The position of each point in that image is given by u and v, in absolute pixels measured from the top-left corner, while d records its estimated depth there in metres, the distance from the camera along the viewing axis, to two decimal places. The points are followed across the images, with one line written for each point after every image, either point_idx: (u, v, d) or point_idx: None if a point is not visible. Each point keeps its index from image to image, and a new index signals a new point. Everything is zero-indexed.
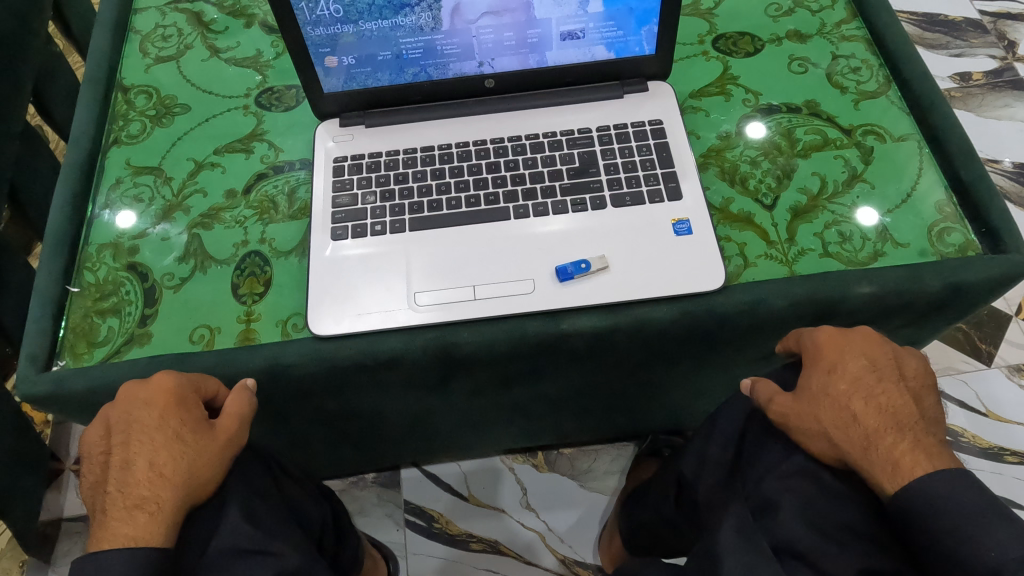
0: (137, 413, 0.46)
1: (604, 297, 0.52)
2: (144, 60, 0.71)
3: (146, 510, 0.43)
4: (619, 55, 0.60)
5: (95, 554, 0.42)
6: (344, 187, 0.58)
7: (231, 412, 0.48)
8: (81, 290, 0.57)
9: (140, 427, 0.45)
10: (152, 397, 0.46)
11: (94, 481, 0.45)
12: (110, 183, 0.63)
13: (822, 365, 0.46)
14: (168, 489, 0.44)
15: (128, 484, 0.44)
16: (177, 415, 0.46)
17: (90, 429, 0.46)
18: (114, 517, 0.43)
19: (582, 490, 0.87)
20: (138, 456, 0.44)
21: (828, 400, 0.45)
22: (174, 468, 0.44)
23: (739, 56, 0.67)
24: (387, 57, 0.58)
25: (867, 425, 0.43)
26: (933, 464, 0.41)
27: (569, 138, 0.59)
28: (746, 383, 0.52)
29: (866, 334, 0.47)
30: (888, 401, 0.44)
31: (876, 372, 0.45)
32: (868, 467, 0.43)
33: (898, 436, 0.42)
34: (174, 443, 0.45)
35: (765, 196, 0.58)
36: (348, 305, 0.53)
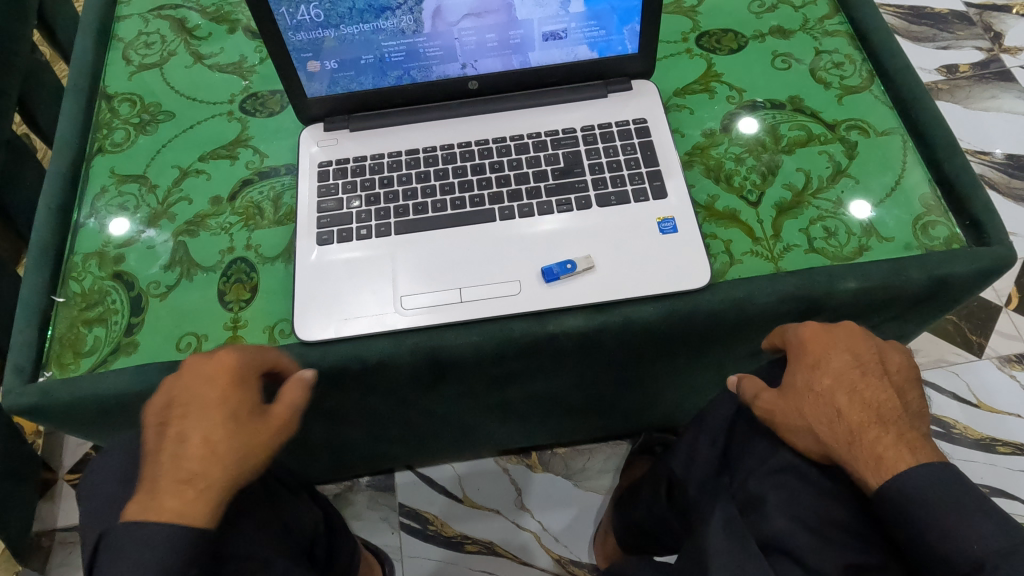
0: (204, 385, 0.45)
1: (590, 297, 0.52)
2: (127, 68, 0.71)
3: (195, 488, 0.42)
4: (602, 54, 0.60)
5: (139, 523, 0.41)
6: (329, 192, 0.58)
7: (285, 400, 0.47)
8: (66, 301, 0.57)
9: (202, 403, 0.45)
10: (215, 373, 0.46)
11: (147, 451, 0.44)
12: (94, 192, 0.63)
13: (806, 361, 0.46)
14: (219, 468, 0.43)
15: (178, 458, 0.43)
16: (238, 393, 0.46)
17: (153, 398, 0.46)
18: (161, 493, 0.42)
19: (576, 489, 0.87)
20: (193, 432, 0.44)
21: (813, 396, 0.45)
22: (225, 447, 0.43)
23: (723, 53, 0.67)
24: (369, 60, 0.57)
25: (851, 420, 0.43)
26: (916, 457, 0.42)
27: (553, 138, 0.59)
28: (732, 380, 0.52)
29: (850, 330, 0.47)
30: (872, 396, 0.44)
31: (860, 367, 0.45)
32: (851, 462, 0.43)
33: (881, 431, 0.42)
34: (233, 419, 0.44)
35: (750, 192, 0.58)
36: (335, 310, 0.53)
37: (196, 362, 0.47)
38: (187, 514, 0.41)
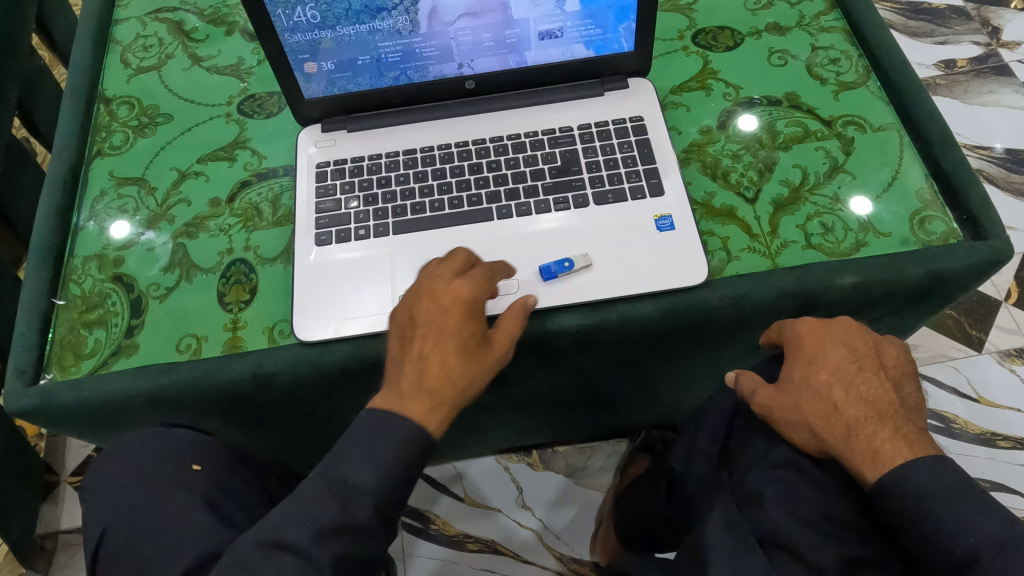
0: (437, 315, 0.46)
1: (588, 295, 0.53)
2: (125, 71, 0.71)
3: (429, 400, 0.45)
4: (598, 52, 0.60)
5: (365, 428, 0.44)
6: (327, 192, 0.58)
7: (508, 328, 0.49)
8: (66, 303, 0.57)
9: (425, 325, 0.46)
10: (439, 297, 0.47)
11: (392, 358, 0.47)
12: (94, 195, 0.63)
13: (803, 356, 0.46)
14: (455, 386, 0.45)
15: (419, 369, 0.45)
16: (461, 317, 0.46)
17: (404, 306, 0.48)
18: (408, 399, 0.45)
19: (577, 488, 0.88)
20: (435, 352, 0.45)
21: (810, 391, 0.45)
22: (443, 363, 0.45)
23: (718, 50, 0.67)
24: (366, 61, 0.58)
25: (847, 415, 0.43)
26: (912, 451, 0.42)
27: (550, 137, 0.60)
28: (729, 375, 0.52)
29: (847, 324, 0.47)
30: (869, 390, 0.44)
31: (856, 362, 0.45)
32: (848, 456, 0.43)
33: (878, 425, 0.42)
34: (438, 342, 0.46)
35: (747, 189, 0.59)
36: (334, 310, 0.53)
37: (431, 279, 0.48)
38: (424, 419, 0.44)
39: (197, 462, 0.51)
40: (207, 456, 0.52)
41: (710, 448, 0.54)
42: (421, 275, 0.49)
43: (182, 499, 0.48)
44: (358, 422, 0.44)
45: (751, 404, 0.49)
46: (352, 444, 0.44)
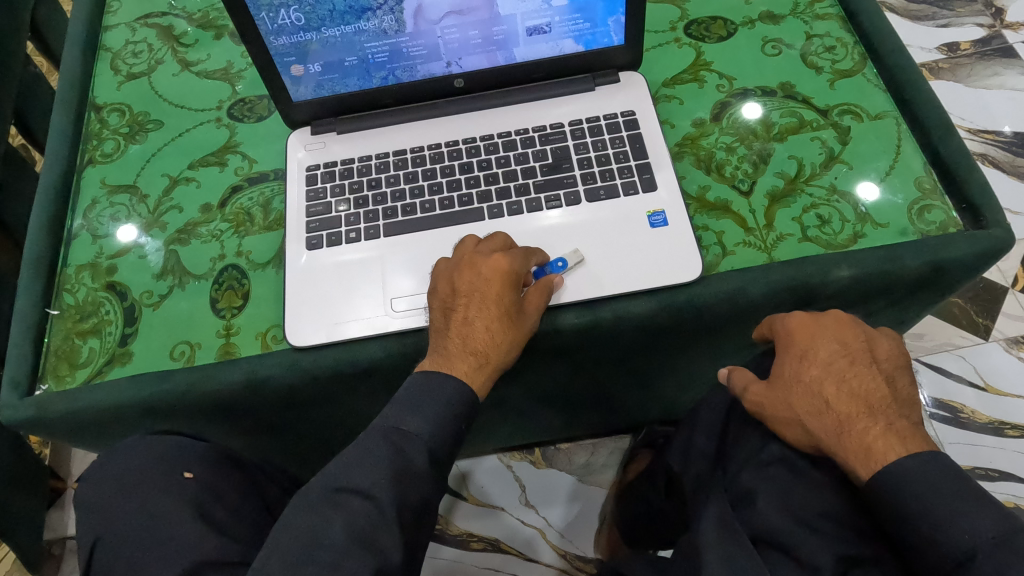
0: (480, 285, 0.50)
1: (581, 293, 0.52)
2: (115, 78, 0.71)
3: (475, 360, 0.49)
4: (588, 47, 0.59)
5: (419, 387, 0.48)
6: (317, 196, 0.58)
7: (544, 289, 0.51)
8: (60, 313, 0.57)
9: (468, 293, 0.50)
10: (480, 267, 0.50)
11: (437, 324, 0.50)
12: (86, 203, 0.63)
13: (795, 352, 0.45)
14: (498, 348, 0.49)
15: (466, 332, 0.49)
16: (502, 286, 0.50)
17: (447, 277, 0.51)
18: (454, 359, 0.49)
19: (581, 485, 0.87)
20: (479, 317, 0.49)
21: (802, 387, 0.44)
22: (487, 327, 0.49)
23: (712, 41, 0.66)
24: (353, 62, 0.57)
25: (839, 411, 0.42)
26: (906, 447, 0.41)
27: (541, 134, 0.59)
28: (723, 372, 0.52)
29: (839, 319, 0.46)
30: (861, 386, 0.43)
31: (848, 357, 0.44)
32: (841, 453, 0.42)
33: (870, 421, 0.42)
34: (484, 309, 0.49)
35: (742, 181, 0.58)
36: (326, 314, 0.53)
37: (471, 252, 0.51)
38: (471, 377, 0.49)
39: (191, 469, 0.51)
40: (201, 463, 0.52)
41: (706, 445, 0.53)
42: (463, 248, 0.52)
43: (176, 507, 0.48)
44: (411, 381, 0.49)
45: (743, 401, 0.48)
46: (405, 397, 0.48)
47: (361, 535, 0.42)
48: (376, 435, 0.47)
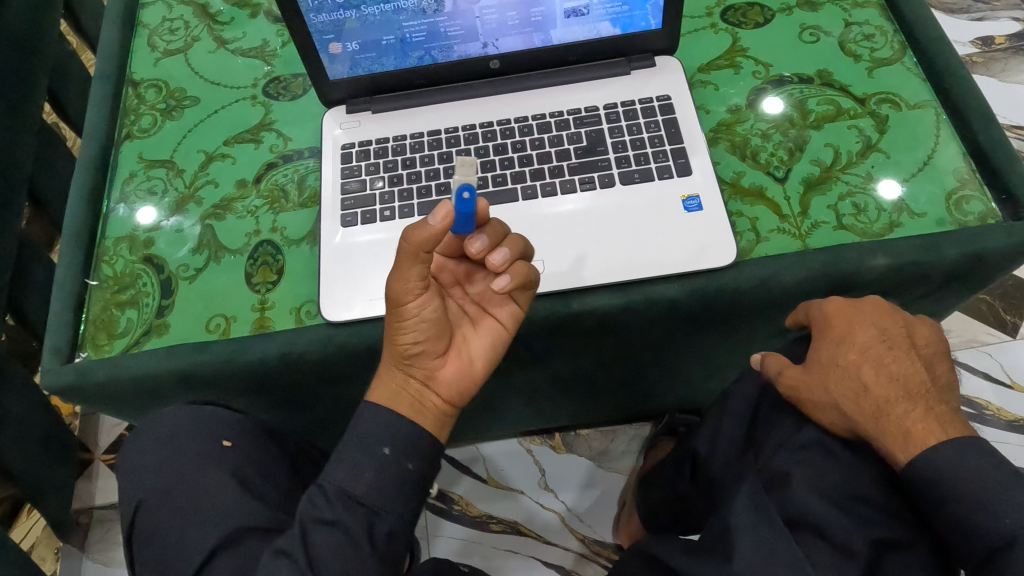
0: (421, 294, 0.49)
1: (614, 275, 0.52)
2: (152, 54, 0.72)
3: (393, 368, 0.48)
4: (625, 30, 0.59)
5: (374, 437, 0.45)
6: (352, 173, 0.59)
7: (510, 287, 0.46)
8: (99, 283, 0.58)
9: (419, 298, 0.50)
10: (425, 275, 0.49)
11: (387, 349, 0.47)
12: (123, 177, 0.64)
13: (832, 337, 0.46)
14: (389, 357, 0.46)
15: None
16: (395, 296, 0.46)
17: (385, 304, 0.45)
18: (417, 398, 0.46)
19: (600, 471, 0.88)
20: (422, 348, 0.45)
21: (839, 372, 0.45)
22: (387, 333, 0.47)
23: (748, 27, 0.65)
24: (391, 41, 0.57)
25: (877, 395, 0.43)
26: (945, 432, 0.42)
27: (575, 117, 0.59)
28: (757, 358, 0.53)
29: (877, 303, 0.47)
30: (899, 371, 0.44)
31: (887, 342, 0.45)
32: (879, 437, 0.43)
33: (909, 405, 0.42)
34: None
35: (777, 168, 0.57)
36: (359, 291, 0.54)
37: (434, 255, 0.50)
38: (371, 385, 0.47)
39: (228, 438, 0.52)
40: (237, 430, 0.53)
41: (733, 429, 0.54)
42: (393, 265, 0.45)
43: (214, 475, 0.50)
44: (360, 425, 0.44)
45: (778, 386, 0.50)
46: (366, 424, 0.44)
47: None
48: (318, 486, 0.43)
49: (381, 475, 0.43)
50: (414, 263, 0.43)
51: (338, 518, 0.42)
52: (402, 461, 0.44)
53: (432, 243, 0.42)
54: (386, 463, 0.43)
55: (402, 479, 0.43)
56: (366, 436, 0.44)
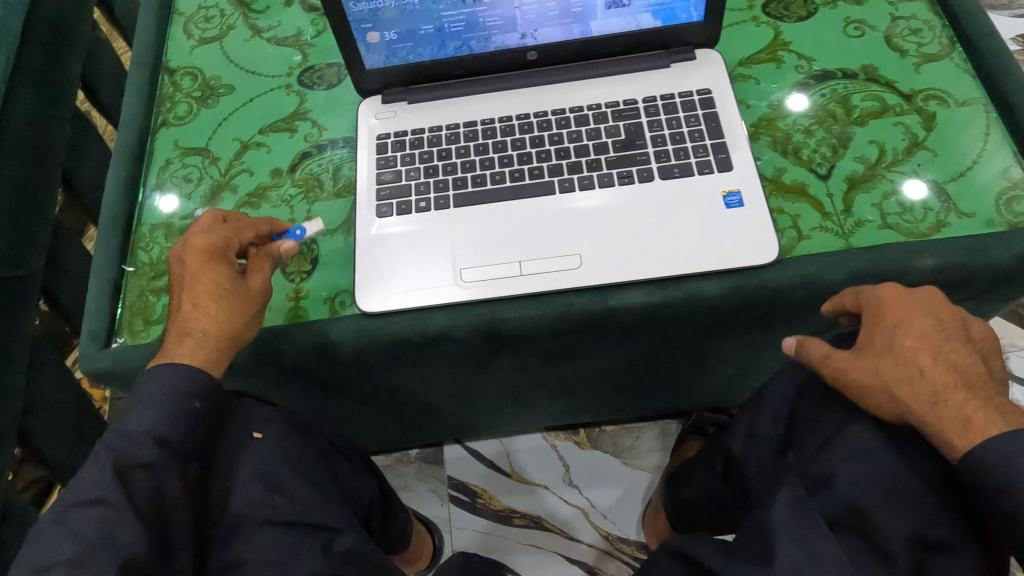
0: (211, 264, 0.49)
1: (651, 270, 0.52)
2: (188, 42, 0.72)
3: (199, 339, 0.48)
4: (666, 22, 0.58)
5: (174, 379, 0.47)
6: (388, 163, 0.58)
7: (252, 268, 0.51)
8: (136, 270, 0.59)
9: (211, 265, 0.49)
10: (230, 251, 0.50)
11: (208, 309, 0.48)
12: (159, 164, 0.65)
13: (886, 322, 0.45)
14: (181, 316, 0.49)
15: (178, 307, 0.49)
16: (247, 284, 0.50)
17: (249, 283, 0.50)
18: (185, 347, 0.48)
19: (625, 468, 0.87)
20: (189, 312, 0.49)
21: (893, 357, 0.44)
22: (228, 310, 0.48)
23: (791, 20, 0.64)
24: (428, 31, 0.57)
25: (935, 382, 0.42)
26: (1006, 422, 0.40)
27: (614, 110, 0.58)
28: (791, 341, 0.50)
29: (935, 292, 0.45)
30: (957, 360, 0.42)
31: (944, 330, 0.43)
32: (935, 424, 0.42)
33: (967, 395, 0.41)
34: (222, 287, 0.49)
35: (820, 165, 0.56)
36: (395, 282, 0.53)
37: (226, 230, 0.51)
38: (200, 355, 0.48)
39: (258, 430, 0.55)
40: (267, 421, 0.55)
41: (769, 429, 0.53)
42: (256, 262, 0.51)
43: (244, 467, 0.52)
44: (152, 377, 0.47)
45: (821, 369, 0.47)
46: (168, 378, 0.47)
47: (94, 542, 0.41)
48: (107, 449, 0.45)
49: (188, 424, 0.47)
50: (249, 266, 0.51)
51: (157, 461, 0.45)
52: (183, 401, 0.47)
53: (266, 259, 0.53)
54: (194, 412, 0.47)
55: (188, 419, 0.47)
56: (151, 392, 0.46)
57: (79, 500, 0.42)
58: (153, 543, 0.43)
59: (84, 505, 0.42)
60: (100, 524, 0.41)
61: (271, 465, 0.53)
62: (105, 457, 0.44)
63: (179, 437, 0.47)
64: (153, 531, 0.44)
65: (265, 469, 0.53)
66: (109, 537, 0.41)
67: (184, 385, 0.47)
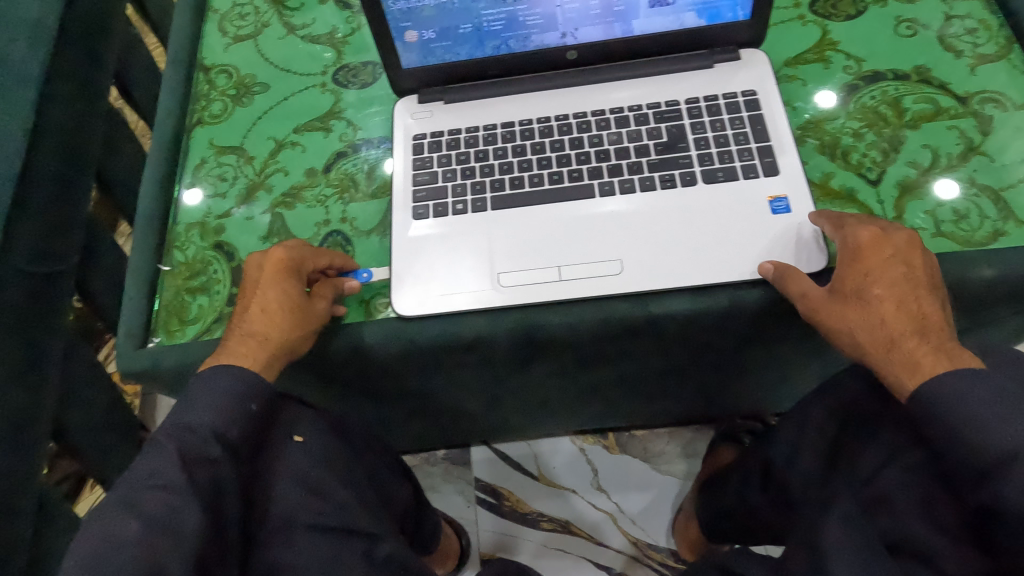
0: (285, 276, 0.51)
1: (695, 277, 0.50)
2: (223, 40, 0.72)
3: (258, 344, 0.50)
4: (710, 21, 0.56)
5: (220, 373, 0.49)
6: (424, 165, 0.57)
7: (320, 293, 0.52)
8: (171, 269, 0.59)
9: (284, 277, 0.51)
10: (306, 270, 0.52)
11: (271, 319, 0.50)
12: (195, 163, 0.64)
13: (858, 269, 0.45)
14: (247, 321, 0.51)
15: (248, 310, 0.51)
16: (312, 304, 0.51)
17: (314, 307, 0.51)
18: (241, 349, 0.50)
19: (654, 473, 0.86)
20: (254, 318, 0.50)
21: (861, 304, 0.45)
22: (287, 322, 0.50)
23: (838, 19, 0.62)
24: (467, 29, 0.56)
25: (892, 328, 0.44)
26: (952, 362, 0.43)
27: (656, 111, 0.57)
28: (768, 265, 0.48)
29: (910, 239, 0.46)
30: (918, 308, 0.44)
31: (911, 279, 0.45)
32: (887, 366, 0.44)
33: (921, 339, 0.43)
34: (288, 300, 0.50)
35: (870, 170, 0.54)
36: (431, 285, 0.52)
37: (309, 251, 0.53)
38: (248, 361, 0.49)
39: (299, 433, 0.54)
40: (310, 426, 0.55)
41: (816, 445, 0.52)
42: (325, 287, 0.53)
43: (288, 468, 0.52)
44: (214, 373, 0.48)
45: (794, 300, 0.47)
46: (226, 378, 0.48)
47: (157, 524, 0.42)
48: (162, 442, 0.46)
49: (244, 425, 0.49)
50: (320, 292, 0.52)
51: (216, 455, 0.47)
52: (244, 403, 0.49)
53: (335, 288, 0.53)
54: (250, 414, 0.49)
55: (244, 419, 0.49)
56: (210, 393, 0.48)
57: (142, 482, 0.44)
58: (208, 526, 0.45)
59: (149, 488, 0.43)
60: (164, 506, 0.43)
61: (308, 469, 0.53)
62: (168, 445, 0.45)
63: (236, 434, 0.48)
64: (210, 516, 0.45)
65: (301, 472, 0.53)
66: (169, 519, 0.42)
67: (241, 385, 0.48)
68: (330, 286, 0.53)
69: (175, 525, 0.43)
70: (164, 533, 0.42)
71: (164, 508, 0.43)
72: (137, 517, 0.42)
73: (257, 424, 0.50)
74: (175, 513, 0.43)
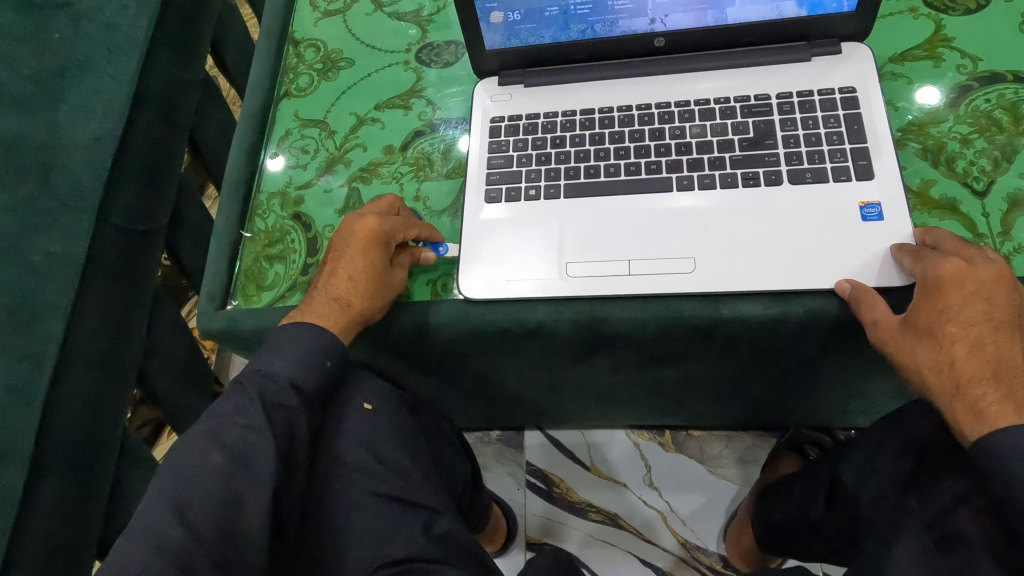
0: (375, 246, 0.51)
1: (772, 280, 0.48)
2: (313, 14, 0.73)
3: (341, 306, 0.51)
4: (811, 12, 0.53)
5: (300, 331, 0.50)
6: (500, 148, 0.57)
7: (401, 265, 0.53)
8: (252, 236, 0.61)
9: (373, 246, 0.51)
10: (394, 241, 0.53)
11: (356, 286, 0.51)
12: (280, 134, 0.67)
13: (934, 304, 0.42)
14: (332, 282, 0.52)
15: (333, 272, 0.52)
16: (394, 274, 0.52)
17: (395, 279, 0.52)
18: (321, 309, 0.51)
19: (710, 476, 0.84)
20: (339, 282, 0.51)
21: (932, 341, 0.42)
22: (371, 290, 0.51)
23: (955, 13, 0.58)
24: (554, 12, 0.55)
25: (961, 373, 0.41)
26: (1020, 416, 0.40)
27: (744, 105, 0.54)
28: (845, 286, 0.46)
29: (999, 274, 0.41)
30: (995, 352, 0.41)
31: (992, 319, 0.41)
32: (949, 410, 0.41)
33: (991, 386, 0.40)
34: (373, 268, 0.51)
35: (976, 179, 0.50)
36: (498, 270, 0.52)
37: (398, 221, 0.54)
38: (327, 323, 0.50)
39: (369, 402, 0.56)
40: (377, 394, 0.57)
41: (892, 466, 0.50)
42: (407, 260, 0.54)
43: (351, 435, 0.55)
44: (287, 333, 0.50)
45: (865, 326, 0.44)
46: (299, 342, 0.50)
47: (234, 459, 0.45)
48: (244, 394, 0.48)
49: (313, 377, 0.51)
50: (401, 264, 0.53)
51: (285, 401, 0.49)
52: (318, 358, 0.51)
53: (414, 259, 0.54)
54: (320, 368, 0.51)
55: (317, 371, 0.51)
56: (281, 349, 0.50)
57: (225, 417, 0.47)
58: (278, 473, 0.47)
59: (233, 424, 0.47)
60: (242, 442, 0.46)
61: (370, 438, 0.55)
62: (240, 388, 0.49)
63: (305, 384, 0.51)
64: (280, 461, 0.47)
65: (363, 441, 0.55)
66: (243, 455, 0.45)
67: (311, 350, 0.50)
68: (410, 258, 0.54)
69: (251, 468, 0.45)
70: (234, 474, 0.45)
71: (240, 443, 0.46)
72: (207, 460, 0.45)
73: (327, 382, 0.52)
74: (241, 459, 0.45)
